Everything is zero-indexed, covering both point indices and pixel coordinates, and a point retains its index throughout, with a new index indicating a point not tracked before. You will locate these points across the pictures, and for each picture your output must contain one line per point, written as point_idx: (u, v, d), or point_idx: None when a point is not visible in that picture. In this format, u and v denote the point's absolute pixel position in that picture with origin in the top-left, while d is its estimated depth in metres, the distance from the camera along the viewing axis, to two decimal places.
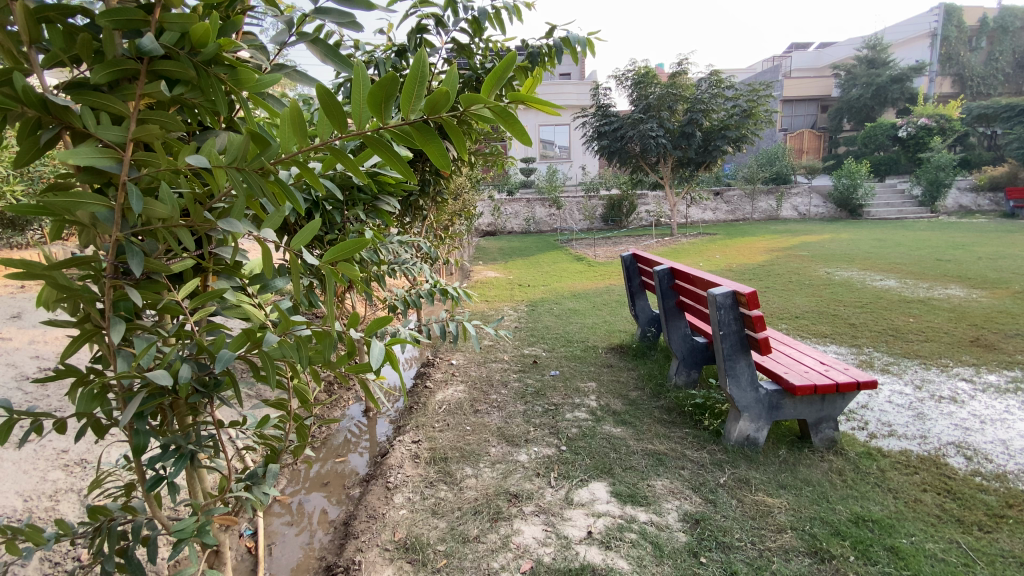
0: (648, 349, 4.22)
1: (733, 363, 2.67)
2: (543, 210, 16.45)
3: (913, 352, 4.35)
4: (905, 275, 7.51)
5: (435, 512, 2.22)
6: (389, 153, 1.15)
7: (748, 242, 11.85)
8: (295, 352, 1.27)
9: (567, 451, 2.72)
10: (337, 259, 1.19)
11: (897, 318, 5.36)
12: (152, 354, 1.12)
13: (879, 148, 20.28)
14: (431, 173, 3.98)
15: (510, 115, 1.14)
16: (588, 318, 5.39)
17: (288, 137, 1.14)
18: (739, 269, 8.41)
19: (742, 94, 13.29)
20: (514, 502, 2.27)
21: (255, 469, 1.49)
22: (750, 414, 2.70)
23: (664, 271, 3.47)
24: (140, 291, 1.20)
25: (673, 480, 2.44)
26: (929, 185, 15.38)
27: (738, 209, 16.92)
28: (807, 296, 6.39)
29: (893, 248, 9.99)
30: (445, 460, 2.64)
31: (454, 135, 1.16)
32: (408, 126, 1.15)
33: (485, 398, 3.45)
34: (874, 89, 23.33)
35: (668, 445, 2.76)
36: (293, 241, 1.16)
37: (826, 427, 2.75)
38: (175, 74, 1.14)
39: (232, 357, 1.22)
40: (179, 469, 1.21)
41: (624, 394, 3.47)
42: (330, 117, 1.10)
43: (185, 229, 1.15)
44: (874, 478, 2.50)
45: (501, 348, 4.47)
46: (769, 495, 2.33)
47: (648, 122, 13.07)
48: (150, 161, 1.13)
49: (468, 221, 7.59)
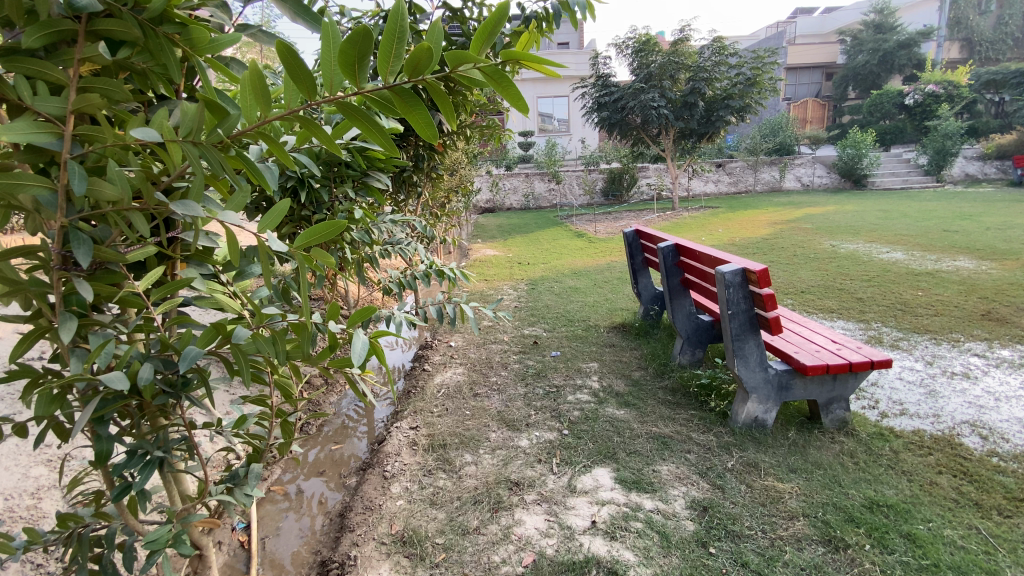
0: (651, 327, 4.11)
1: (741, 343, 2.56)
2: (542, 184, 16.18)
3: (923, 327, 4.24)
4: (912, 247, 7.36)
5: (434, 503, 2.14)
6: (366, 122, 1.02)
7: (751, 215, 11.65)
8: (271, 347, 1.17)
9: (569, 436, 2.64)
10: (311, 244, 1.06)
11: (905, 291, 5.24)
12: (110, 354, 1.02)
13: (884, 117, 19.84)
14: (424, 148, 3.81)
15: (503, 77, 1.02)
16: (589, 297, 5.27)
17: (251, 105, 1.00)
18: (743, 243, 8.26)
19: (747, 63, 12.97)
20: (515, 491, 2.20)
21: (237, 469, 1.40)
22: (758, 396, 2.61)
23: (669, 248, 3.33)
24: (92, 284, 1.08)
25: (679, 465, 2.36)
26: (935, 154, 15.06)
27: (740, 181, 16.62)
28: (813, 270, 6.26)
29: (899, 219, 9.80)
30: (444, 447, 2.55)
31: (441, 101, 1.04)
32: (388, 91, 1.02)
33: (485, 380, 3.36)
34: (881, 55, 22.72)
35: (673, 428, 2.68)
36: (261, 224, 1.03)
37: (837, 408, 2.66)
38: (119, 34, 1.00)
39: (201, 354, 1.11)
40: (145, 478, 1.11)
41: (627, 374, 3.38)
42: (297, 82, 0.97)
43: (139, 214, 1.03)
44: (887, 460, 2.42)
45: (501, 328, 4.37)
46: (779, 480, 2.24)
47: (649, 92, 12.75)
48: (96, 136, 0.99)
49: (466, 198, 7.39)
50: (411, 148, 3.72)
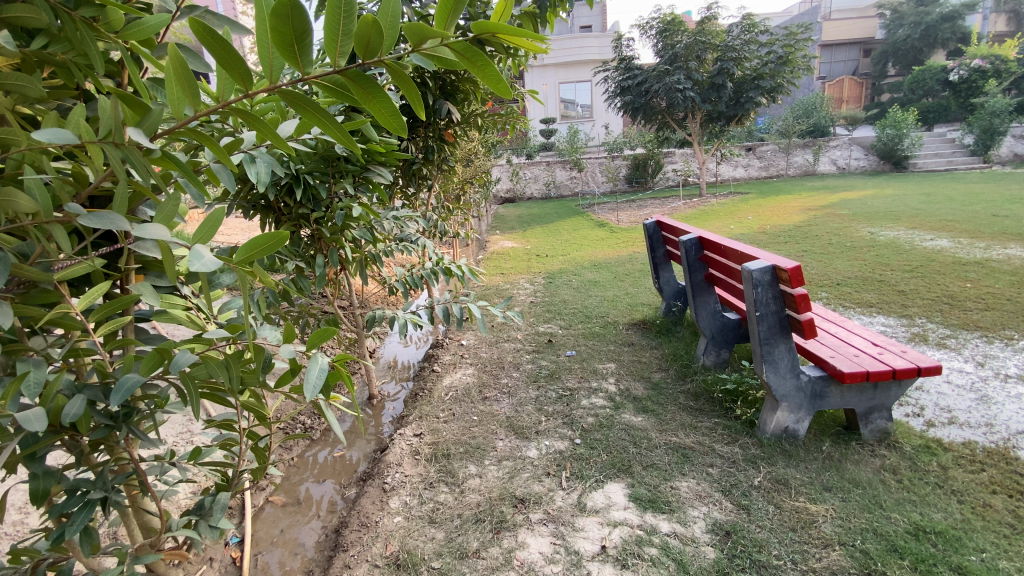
0: (673, 324, 3.89)
1: (770, 348, 2.34)
2: (564, 172, 15.89)
3: (972, 323, 3.91)
4: (958, 234, 6.87)
5: (433, 521, 2.00)
6: (317, 114, 0.87)
7: (782, 201, 11.15)
8: (224, 372, 1.05)
9: (581, 446, 2.47)
10: (253, 258, 0.93)
11: (952, 283, 4.85)
12: (40, 386, 0.90)
13: (927, 94, 18.78)
14: (434, 139, 3.64)
15: (476, 55, 0.86)
16: (609, 291, 5.06)
17: (178, 96, 0.86)
18: (774, 231, 7.89)
19: (778, 40, 12.36)
20: (520, 508, 2.05)
21: (203, 500, 1.29)
22: (789, 404, 2.39)
23: (692, 241, 3.11)
24: (17, 306, 0.95)
25: (700, 481, 2.17)
26: (982, 133, 14.15)
27: (771, 165, 16.00)
28: (849, 260, 5.89)
29: (943, 203, 9.21)
30: (448, 457, 2.42)
31: (405, 86, 0.88)
32: (340, 76, 0.86)
33: (495, 382, 3.21)
34: (925, 29, 21.38)
35: (695, 438, 2.48)
36: (193, 236, 0.89)
37: (877, 418, 2.42)
38: (29, 22, 0.88)
39: (139, 382, 0.98)
40: (83, 521, 1.01)
41: (646, 376, 3.19)
42: (227, 70, 0.83)
43: (60, 227, 0.90)
44: (934, 477, 2.18)
45: (515, 325, 4.21)
46: (811, 500, 2.03)
47: (675, 74, 12.28)
48: (6, 140, 0.86)
49: (484, 189, 7.22)
50: (420, 138, 3.55)
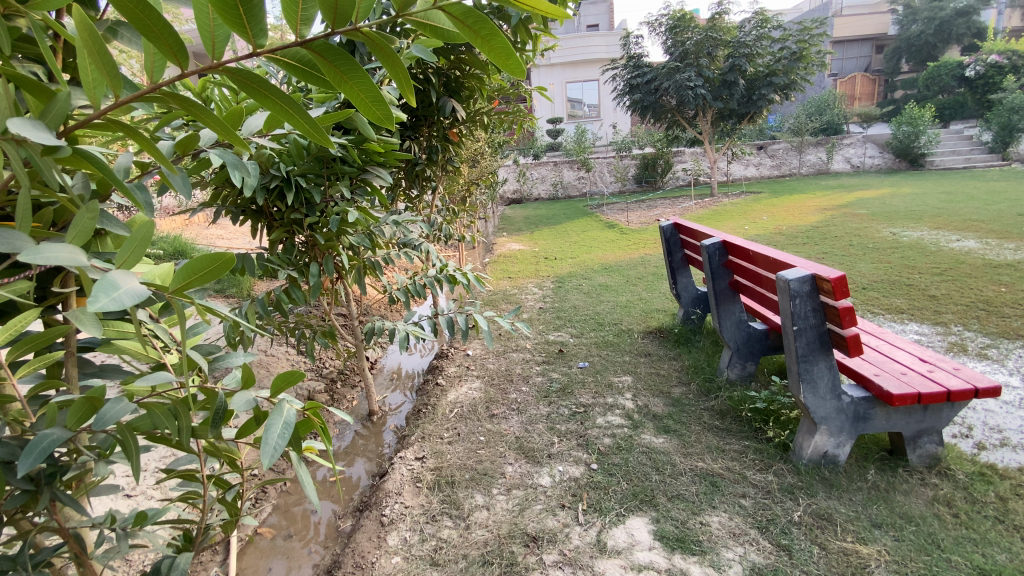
0: (693, 333, 3.65)
1: (808, 365, 2.12)
2: (571, 172, 15.66)
3: (1013, 331, 3.65)
4: (985, 233, 6.59)
5: (435, 563, 1.80)
6: (280, 102, 0.66)
7: (796, 201, 10.85)
8: (172, 423, 0.85)
9: (598, 472, 2.25)
10: (194, 283, 0.74)
11: (986, 287, 4.57)
12: None
13: (943, 91, 18.33)
14: (438, 138, 3.43)
15: (481, 22, 0.65)
16: (621, 296, 4.84)
17: (94, 78, 0.67)
18: (790, 231, 7.63)
19: (792, 35, 12.04)
20: (532, 548, 1.84)
21: (161, 561, 1.08)
22: (829, 428, 2.15)
23: (715, 245, 2.88)
24: None
25: (732, 516, 1.95)
26: (1001, 129, 13.71)
27: (783, 163, 15.69)
28: (872, 263, 5.62)
29: (966, 203, 8.85)
30: (452, 485, 2.21)
31: (392, 66, 0.68)
32: (306, 51, 0.65)
33: (504, 397, 3.00)
34: (939, 24, 20.84)
35: (724, 464, 2.26)
36: (116, 259, 0.70)
37: (926, 442, 2.19)
38: None
39: (62, 439, 0.79)
40: None
41: (666, 390, 2.96)
42: (154, 43, 0.62)
43: None
44: (994, 511, 1.94)
45: (523, 334, 4.00)
46: (860, 541, 1.80)
47: (685, 71, 11.96)
48: None
49: (491, 190, 6.99)
50: (422, 138, 3.35)
